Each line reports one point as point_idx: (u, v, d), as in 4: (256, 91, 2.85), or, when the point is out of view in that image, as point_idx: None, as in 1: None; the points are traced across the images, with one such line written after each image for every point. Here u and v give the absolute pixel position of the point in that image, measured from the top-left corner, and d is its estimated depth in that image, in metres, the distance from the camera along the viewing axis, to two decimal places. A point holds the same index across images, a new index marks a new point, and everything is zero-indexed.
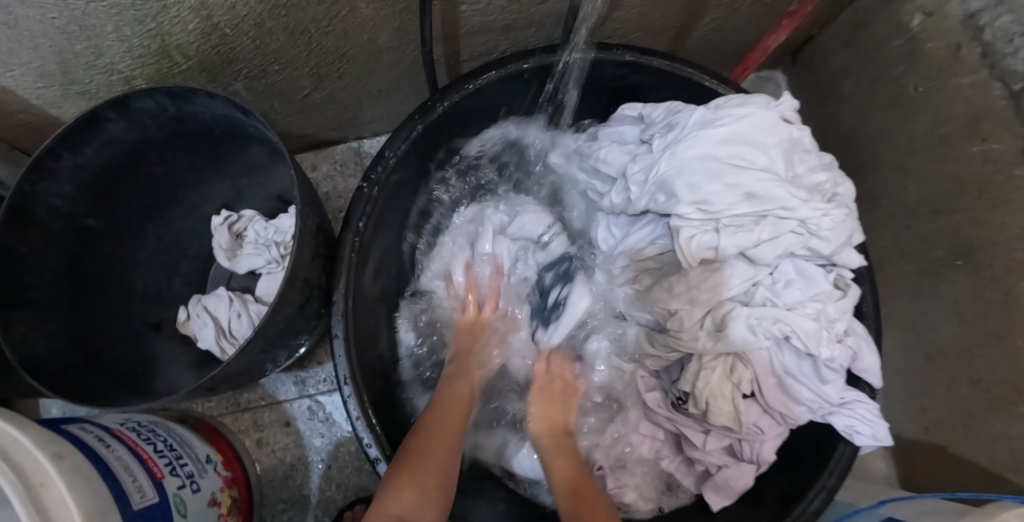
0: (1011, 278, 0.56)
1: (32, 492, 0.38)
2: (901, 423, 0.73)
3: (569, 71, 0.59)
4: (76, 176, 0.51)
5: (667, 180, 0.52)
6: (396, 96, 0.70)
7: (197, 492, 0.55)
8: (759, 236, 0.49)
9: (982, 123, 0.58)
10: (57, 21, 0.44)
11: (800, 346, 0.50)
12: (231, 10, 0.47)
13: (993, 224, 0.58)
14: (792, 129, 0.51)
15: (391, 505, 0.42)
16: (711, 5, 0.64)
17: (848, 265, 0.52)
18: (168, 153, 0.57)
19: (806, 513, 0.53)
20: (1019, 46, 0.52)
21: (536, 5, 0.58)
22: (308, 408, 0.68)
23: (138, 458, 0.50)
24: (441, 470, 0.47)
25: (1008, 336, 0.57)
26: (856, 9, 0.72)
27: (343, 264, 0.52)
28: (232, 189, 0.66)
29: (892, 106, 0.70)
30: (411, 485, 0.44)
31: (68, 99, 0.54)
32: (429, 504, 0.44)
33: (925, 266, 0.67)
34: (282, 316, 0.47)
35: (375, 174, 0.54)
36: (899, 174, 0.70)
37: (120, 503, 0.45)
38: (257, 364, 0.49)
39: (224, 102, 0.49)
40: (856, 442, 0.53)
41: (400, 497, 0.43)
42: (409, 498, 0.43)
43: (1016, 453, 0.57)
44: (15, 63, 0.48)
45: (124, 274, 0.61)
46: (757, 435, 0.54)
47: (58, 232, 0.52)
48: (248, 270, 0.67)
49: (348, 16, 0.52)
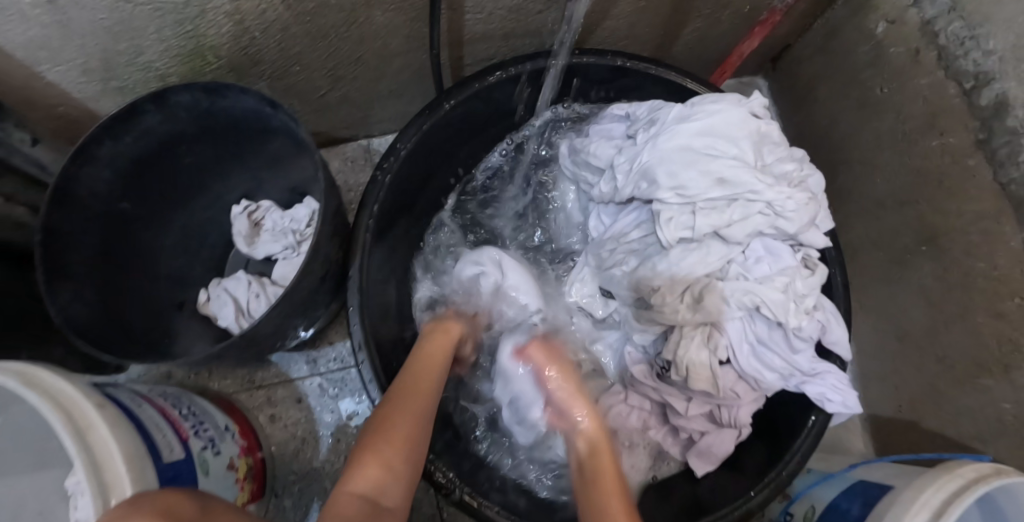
0: (970, 260, 0.62)
1: (78, 435, 0.43)
2: (876, 402, 0.78)
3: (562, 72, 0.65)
4: (115, 162, 0.56)
5: (649, 169, 0.57)
6: (403, 98, 0.76)
7: (218, 455, 0.59)
8: (730, 217, 0.55)
9: (940, 119, 0.63)
10: (106, 21, 0.49)
11: (768, 315, 0.56)
12: (261, 15, 0.52)
13: (953, 211, 0.63)
14: (761, 124, 0.57)
15: (355, 484, 0.45)
16: (693, 15, 0.71)
17: (815, 244, 0.58)
18: (196, 144, 0.62)
19: (783, 474, 0.58)
20: (969, 48, 0.58)
21: (534, 15, 0.64)
22: (319, 385, 0.73)
23: (166, 419, 0.55)
24: (408, 447, 0.49)
25: (970, 314, 0.62)
26: (828, 18, 0.78)
27: (358, 244, 0.57)
28: (253, 180, 0.72)
29: (862, 106, 0.75)
30: (377, 466, 0.46)
31: (106, 94, 0.59)
32: (391, 480, 0.47)
33: (895, 253, 0.73)
34: (303, 286, 0.52)
35: (387, 164, 0.59)
36: (870, 170, 0.75)
37: (153, 454, 0.49)
38: (278, 331, 0.54)
39: (255, 97, 0.54)
40: (827, 410, 0.58)
41: (363, 476, 0.46)
42: (371, 477, 0.46)
43: (978, 422, 0.63)
44: (62, 59, 0.53)
45: (151, 257, 0.66)
46: (734, 399, 0.59)
47: (97, 213, 0.58)
48: (266, 255, 0.72)
49: (364, 22, 0.58)
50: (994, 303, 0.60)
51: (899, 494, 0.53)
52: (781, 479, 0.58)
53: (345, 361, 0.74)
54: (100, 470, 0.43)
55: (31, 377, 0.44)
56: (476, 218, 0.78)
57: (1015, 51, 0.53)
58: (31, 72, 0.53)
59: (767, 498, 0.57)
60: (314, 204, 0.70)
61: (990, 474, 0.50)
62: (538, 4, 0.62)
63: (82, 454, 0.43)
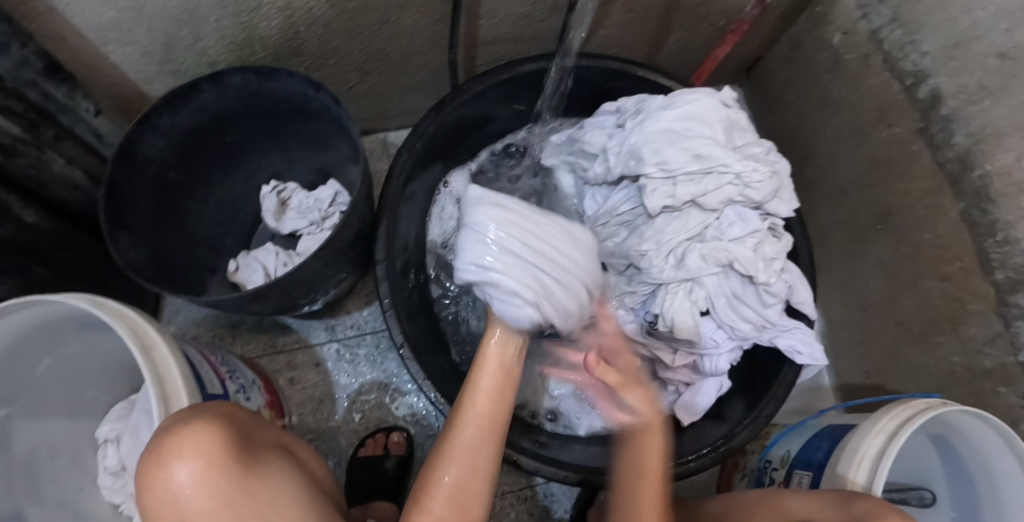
0: (917, 232, 0.71)
1: (145, 350, 0.51)
2: (846, 372, 0.86)
3: (550, 76, 0.73)
4: (169, 133, 0.64)
5: (637, 148, 0.66)
6: (422, 94, 0.86)
7: (249, 400, 0.65)
8: (706, 187, 0.64)
9: (888, 113, 0.73)
10: (174, 10, 0.57)
11: (741, 270, 0.65)
12: (309, 10, 0.62)
13: (902, 191, 0.72)
14: (730, 112, 0.67)
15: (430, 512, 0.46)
16: (675, 27, 0.81)
17: (779, 213, 0.67)
18: (238, 124, 0.70)
19: (761, 416, 0.65)
20: (909, 51, 0.68)
21: (538, 22, 0.74)
22: (336, 350, 0.79)
23: (206, 360, 0.61)
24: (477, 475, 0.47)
25: (921, 280, 0.71)
26: (793, 32, 0.89)
27: (386, 211, 0.65)
28: (284, 161, 0.80)
29: (823, 107, 0.85)
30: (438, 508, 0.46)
31: (160, 76, 0.67)
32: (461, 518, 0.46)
33: (856, 233, 0.82)
34: (339, 236, 0.60)
35: (412, 144, 0.67)
36: (831, 160, 0.85)
37: (199, 385, 0.56)
38: (308, 279, 0.62)
39: (301, 80, 0.63)
40: (797, 361, 0.66)
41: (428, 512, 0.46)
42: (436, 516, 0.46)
43: (934, 377, 0.71)
44: (130, 42, 0.60)
45: (191, 227, 0.73)
46: (714, 346, 0.68)
47: (149, 177, 0.65)
48: (291, 231, 0.79)
49: (396, 23, 0.68)
50: (940, 268, 0.68)
51: (859, 427, 0.60)
52: (760, 421, 0.65)
53: (362, 328, 0.80)
54: (161, 380, 0.51)
55: (101, 304, 0.52)
56: None
57: (944, 51, 0.64)
58: (99, 52, 0.61)
59: (748, 438, 0.65)
60: (339, 186, 0.79)
61: (936, 405, 0.58)
62: (544, 12, 0.72)
63: (149, 365, 0.51)
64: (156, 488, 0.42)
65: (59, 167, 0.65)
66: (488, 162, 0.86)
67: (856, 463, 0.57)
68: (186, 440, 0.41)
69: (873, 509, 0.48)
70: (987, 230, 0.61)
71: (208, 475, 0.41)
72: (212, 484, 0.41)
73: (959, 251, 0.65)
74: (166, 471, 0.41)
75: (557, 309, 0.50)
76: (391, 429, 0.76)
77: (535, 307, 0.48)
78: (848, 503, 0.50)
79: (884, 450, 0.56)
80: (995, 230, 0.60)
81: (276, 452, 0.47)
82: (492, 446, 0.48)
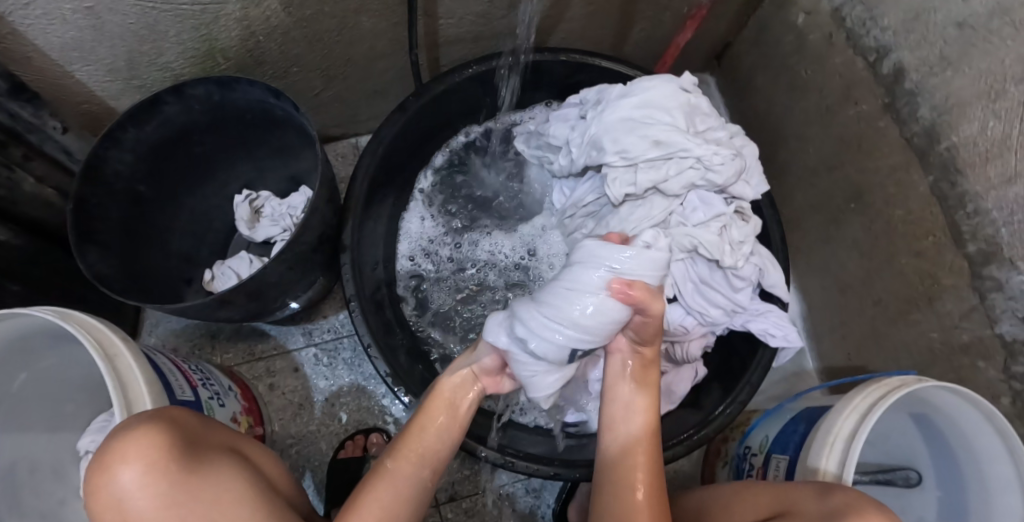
0: (890, 209, 0.69)
1: (109, 357, 0.52)
2: (829, 354, 0.85)
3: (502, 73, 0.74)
4: (136, 146, 0.65)
5: (598, 139, 0.66)
6: (389, 97, 0.87)
7: (223, 407, 0.66)
8: (667, 173, 0.64)
9: (854, 91, 0.72)
10: (133, 27, 0.59)
11: (706, 254, 0.65)
12: (266, 19, 0.63)
13: (871, 168, 0.71)
14: (689, 97, 0.66)
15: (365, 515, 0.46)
16: (637, 18, 0.81)
17: (744, 196, 0.67)
18: (205, 135, 0.71)
19: (736, 403, 0.64)
20: (870, 27, 0.68)
21: (498, 18, 0.74)
22: (314, 354, 0.80)
23: (178, 368, 0.62)
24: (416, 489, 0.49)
25: (894, 258, 0.70)
26: (758, 16, 0.88)
27: (351, 211, 0.65)
28: (254, 170, 0.81)
29: (791, 88, 0.85)
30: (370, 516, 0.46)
31: (126, 92, 0.68)
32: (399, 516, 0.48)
33: (830, 214, 0.81)
34: (301, 238, 0.60)
35: (376, 145, 0.68)
36: (802, 142, 0.85)
37: (167, 391, 0.57)
38: (273, 283, 0.62)
39: (260, 88, 0.64)
40: (771, 344, 0.65)
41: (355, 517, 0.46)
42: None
43: (913, 355, 0.70)
44: (92, 59, 0.62)
45: (164, 238, 0.74)
46: (683, 333, 0.69)
47: (118, 192, 0.66)
48: (265, 238, 0.80)
49: (354, 27, 0.69)
50: (914, 244, 0.67)
51: (834, 407, 0.59)
52: (736, 406, 0.64)
53: (338, 332, 0.81)
54: (125, 387, 0.52)
55: (69, 315, 0.53)
56: (455, 196, 0.85)
57: (904, 25, 0.63)
58: (63, 71, 0.62)
59: (724, 423, 0.64)
60: (309, 192, 0.79)
61: (910, 382, 0.56)
62: (501, 10, 0.73)
63: (111, 371, 0.51)
64: (102, 492, 0.42)
65: (30, 186, 0.67)
66: (462, 151, 0.85)
67: (828, 447, 0.56)
68: (130, 445, 0.42)
69: (851, 501, 0.47)
70: (957, 203, 0.59)
71: (153, 477, 0.42)
72: (155, 485, 0.42)
73: (930, 227, 0.64)
74: (112, 474, 0.42)
75: (569, 303, 0.45)
76: (369, 431, 0.76)
77: (533, 306, 0.47)
78: (825, 496, 0.49)
79: (858, 429, 0.54)
80: (965, 202, 0.58)
81: (227, 454, 0.48)
82: (423, 475, 0.49)
